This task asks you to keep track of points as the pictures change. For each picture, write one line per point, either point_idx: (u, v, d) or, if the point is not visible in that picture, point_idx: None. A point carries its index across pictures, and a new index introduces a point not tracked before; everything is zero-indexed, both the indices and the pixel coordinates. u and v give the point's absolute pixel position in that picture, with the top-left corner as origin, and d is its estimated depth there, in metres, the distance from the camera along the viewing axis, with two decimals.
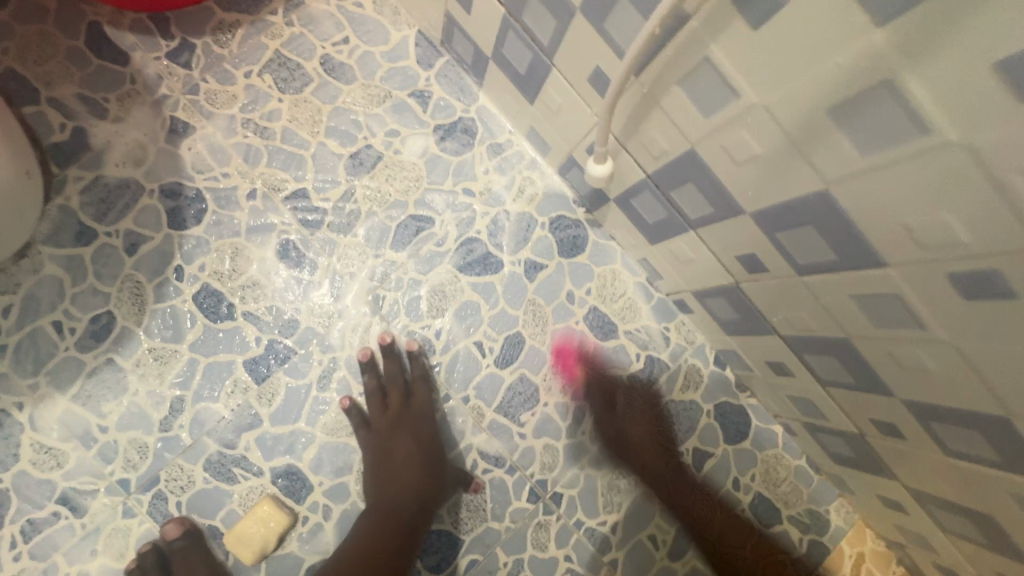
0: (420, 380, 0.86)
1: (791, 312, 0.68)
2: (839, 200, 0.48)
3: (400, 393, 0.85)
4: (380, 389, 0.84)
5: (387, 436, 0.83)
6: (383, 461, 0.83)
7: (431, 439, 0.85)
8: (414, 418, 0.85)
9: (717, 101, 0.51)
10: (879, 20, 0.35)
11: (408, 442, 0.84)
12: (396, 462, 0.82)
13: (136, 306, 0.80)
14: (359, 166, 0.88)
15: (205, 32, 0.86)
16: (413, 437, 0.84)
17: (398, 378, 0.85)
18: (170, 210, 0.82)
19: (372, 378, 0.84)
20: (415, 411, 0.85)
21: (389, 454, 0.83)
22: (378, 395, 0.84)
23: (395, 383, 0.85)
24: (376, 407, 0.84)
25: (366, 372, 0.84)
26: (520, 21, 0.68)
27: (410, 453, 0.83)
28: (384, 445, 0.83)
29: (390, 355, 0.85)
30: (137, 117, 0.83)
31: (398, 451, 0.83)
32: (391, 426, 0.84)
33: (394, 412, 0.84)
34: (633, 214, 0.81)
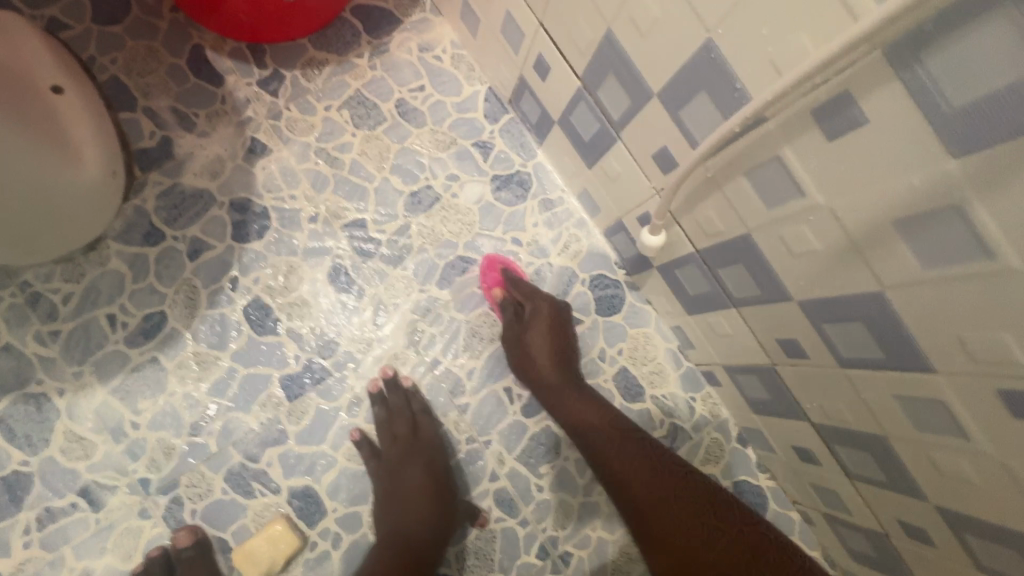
0: (424, 414, 0.85)
1: (826, 401, 0.69)
2: (894, 303, 0.50)
3: (408, 425, 0.83)
4: (388, 420, 0.83)
5: (398, 467, 0.81)
6: (395, 493, 0.80)
7: (442, 469, 0.83)
8: (427, 448, 0.83)
9: (783, 196, 0.55)
10: (955, 152, 0.38)
11: (423, 474, 0.81)
12: (409, 494, 0.80)
13: (189, 309, 0.83)
14: (418, 205, 0.92)
15: (296, 66, 0.93)
16: (425, 467, 0.82)
17: (404, 409, 0.84)
18: (236, 222, 0.87)
19: (381, 408, 0.84)
20: (426, 440, 0.84)
21: (400, 485, 0.80)
22: (386, 427, 0.83)
23: (401, 415, 0.84)
24: (386, 439, 0.83)
25: (376, 403, 0.84)
26: (594, 95, 0.74)
27: (422, 483, 0.80)
28: (392, 476, 0.81)
29: (396, 388, 0.85)
30: (221, 134, 0.89)
31: (410, 482, 0.80)
32: (402, 457, 0.81)
33: (403, 441, 0.82)
34: (675, 284, 0.84)
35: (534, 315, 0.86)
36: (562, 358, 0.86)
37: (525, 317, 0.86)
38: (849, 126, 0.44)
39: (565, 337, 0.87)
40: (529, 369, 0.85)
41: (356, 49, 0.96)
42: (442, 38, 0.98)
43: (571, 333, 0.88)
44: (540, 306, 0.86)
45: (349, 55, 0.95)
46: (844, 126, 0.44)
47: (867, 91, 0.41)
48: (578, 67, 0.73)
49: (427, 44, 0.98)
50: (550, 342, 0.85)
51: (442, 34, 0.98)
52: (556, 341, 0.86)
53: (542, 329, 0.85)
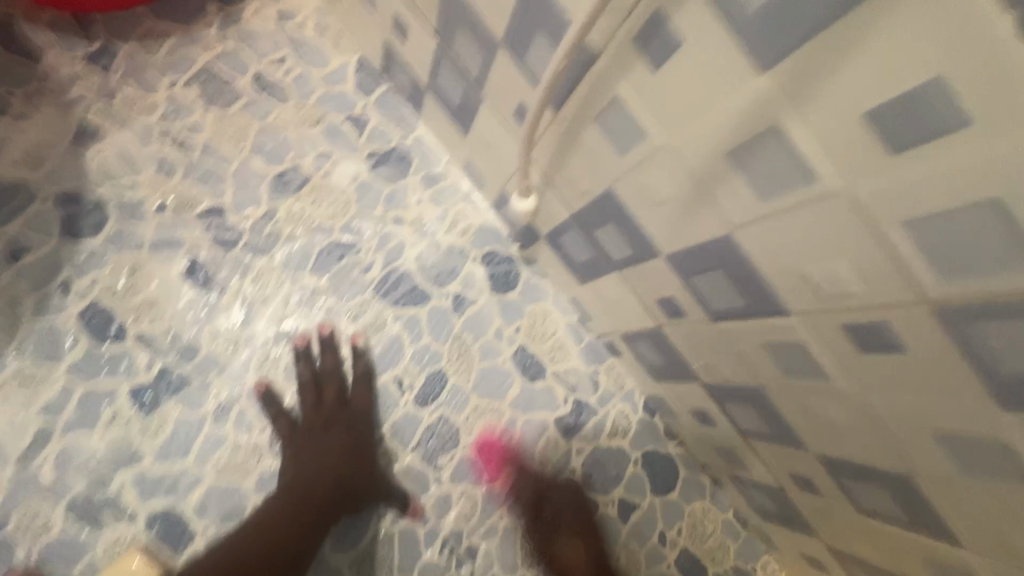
0: (362, 380, 0.81)
1: (710, 359, 0.67)
2: (743, 245, 0.48)
3: (338, 390, 0.80)
4: (314, 382, 0.80)
5: (320, 429, 0.78)
6: (308, 452, 0.77)
7: (365, 437, 0.80)
8: (350, 417, 0.80)
9: (630, 141, 0.51)
10: (763, 65, 0.35)
11: (345, 437, 0.79)
12: (321, 455, 0.77)
13: (10, 320, 0.72)
14: (285, 187, 0.84)
15: (131, 38, 0.83)
16: (348, 432, 0.79)
17: (336, 374, 0.80)
18: (65, 217, 0.76)
19: (306, 367, 0.80)
20: (353, 410, 0.80)
21: (315, 447, 0.77)
22: (311, 390, 0.80)
23: (333, 378, 0.80)
24: (309, 403, 0.79)
25: (300, 359, 0.80)
26: (451, 53, 0.68)
27: (340, 444, 0.78)
28: (309, 441, 0.77)
29: (329, 348, 0.81)
30: (42, 117, 0.78)
31: (324, 444, 0.77)
32: (324, 421, 0.79)
33: (328, 406, 0.79)
34: (563, 252, 0.80)
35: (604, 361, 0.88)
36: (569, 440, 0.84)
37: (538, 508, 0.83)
38: (668, 50, 0.40)
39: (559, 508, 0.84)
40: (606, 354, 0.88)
41: (204, 19, 0.86)
42: (304, 5, 0.90)
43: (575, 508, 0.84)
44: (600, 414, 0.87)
45: (194, 26, 0.85)
46: (665, 51, 0.40)
47: (675, 6, 0.37)
48: (431, 22, 0.67)
49: (287, 12, 0.89)
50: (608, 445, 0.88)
51: (302, 1, 0.90)
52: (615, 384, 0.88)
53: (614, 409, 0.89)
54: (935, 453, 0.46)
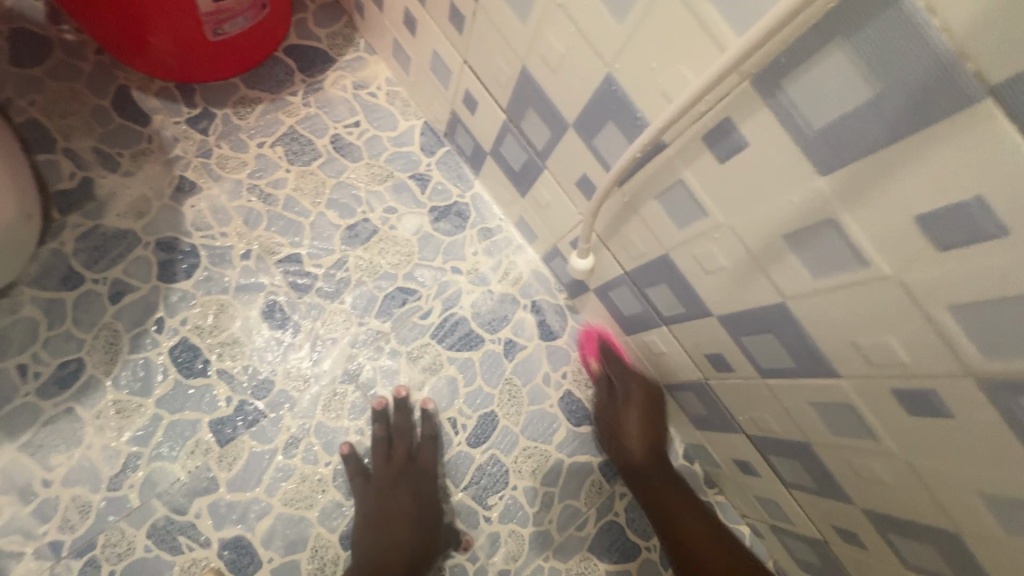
0: (428, 440, 0.86)
1: (755, 413, 0.71)
2: (796, 314, 0.53)
3: (406, 448, 0.85)
4: (387, 440, 0.84)
5: (389, 490, 0.82)
6: (382, 517, 0.80)
7: (430, 499, 0.83)
8: (418, 474, 0.84)
9: (689, 217, 0.58)
10: (822, 170, 0.42)
11: (410, 499, 0.82)
12: (395, 516, 0.81)
13: (109, 355, 0.79)
14: (355, 237, 0.92)
15: (227, 103, 0.93)
16: (412, 494, 0.82)
17: (407, 433, 0.85)
18: (162, 262, 0.84)
19: (382, 426, 0.84)
20: (419, 469, 0.84)
21: (387, 513, 0.80)
22: (383, 447, 0.84)
23: (402, 438, 0.85)
24: (380, 459, 0.83)
25: (377, 420, 0.84)
26: (519, 127, 0.76)
27: (407, 509, 0.81)
28: (381, 501, 0.81)
29: (402, 408, 0.86)
30: (147, 172, 0.87)
31: (398, 508, 0.81)
32: (393, 481, 0.83)
33: (397, 465, 0.84)
34: (611, 305, 0.86)
35: (625, 395, 0.88)
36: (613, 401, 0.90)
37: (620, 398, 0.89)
38: (734, 149, 0.47)
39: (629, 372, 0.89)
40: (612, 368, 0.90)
41: (290, 87, 0.96)
42: (377, 75, 1.00)
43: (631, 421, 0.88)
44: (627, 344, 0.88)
45: (281, 93, 0.96)
46: (730, 150, 0.47)
47: (742, 117, 0.44)
48: (502, 101, 0.76)
49: (361, 82, 0.99)
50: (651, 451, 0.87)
51: (376, 71, 1.00)
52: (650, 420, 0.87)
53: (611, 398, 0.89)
54: (980, 513, 0.50)
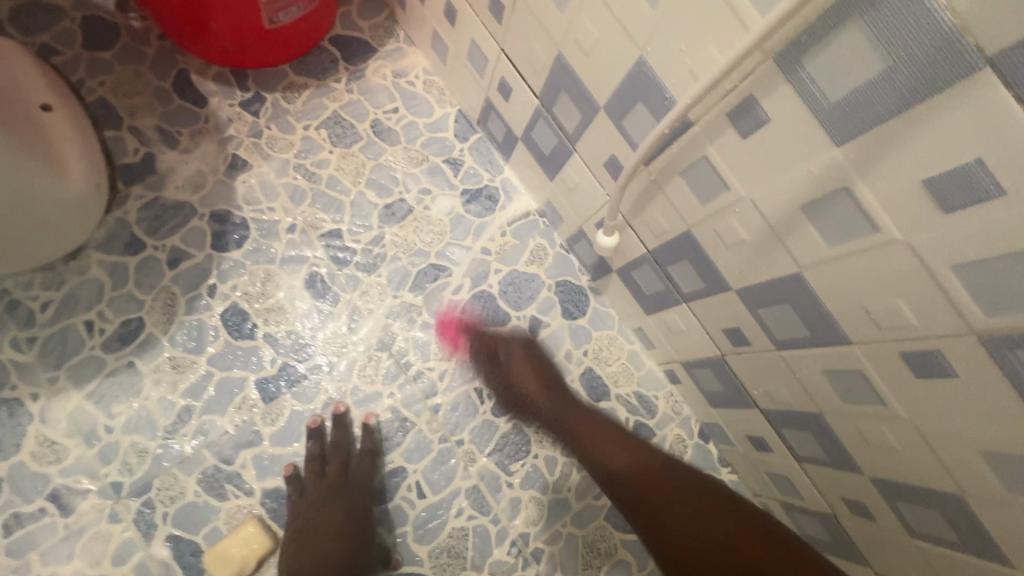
0: (366, 455, 0.85)
1: (770, 386, 0.75)
2: (811, 282, 0.57)
3: (341, 463, 0.84)
4: (321, 456, 0.84)
5: (320, 506, 0.80)
6: (310, 537, 0.78)
7: (362, 515, 0.81)
8: (349, 495, 0.81)
9: (712, 192, 0.62)
10: (838, 140, 0.46)
11: (342, 514, 0.80)
12: (321, 538, 0.78)
13: (167, 316, 0.85)
14: (391, 216, 0.98)
15: (276, 88, 1.00)
16: (343, 509, 0.80)
17: (342, 449, 0.84)
18: (215, 232, 0.91)
19: (316, 444, 0.84)
20: (352, 484, 0.83)
21: (317, 530, 0.78)
22: (317, 463, 0.83)
23: (337, 453, 0.84)
24: (313, 476, 0.83)
25: (311, 438, 0.84)
26: (551, 112, 0.81)
27: (337, 525, 0.79)
28: (309, 519, 0.79)
29: (340, 425, 0.86)
30: (204, 150, 0.94)
31: (328, 524, 0.78)
32: (323, 497, 0.81)
33: (330, 481, 0.82)
34: (633, 285, 0.90)
35: (507, 354, 0.91)
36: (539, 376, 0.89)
37: (501, 360, 0.91)
38: (757, 124, 0.51)
39: (537, 356, 0.92)
40: (500, 352, 0.92)
41: (334, 74, 1.03)
42: (415, 65, 1.06)
43: (544, 360, 0.92)
44: (511, 347, 0.91)
45: (327, 80, 1.02)
46: (753, 125, 0.51)
47: (766, 93, 0.48)
48: (537, 87, 0.81)
49: (401, 71, 1.05)
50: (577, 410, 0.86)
51: (414, 61, 1.06)
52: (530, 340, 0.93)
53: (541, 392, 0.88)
54: (983, 473, 0.53)
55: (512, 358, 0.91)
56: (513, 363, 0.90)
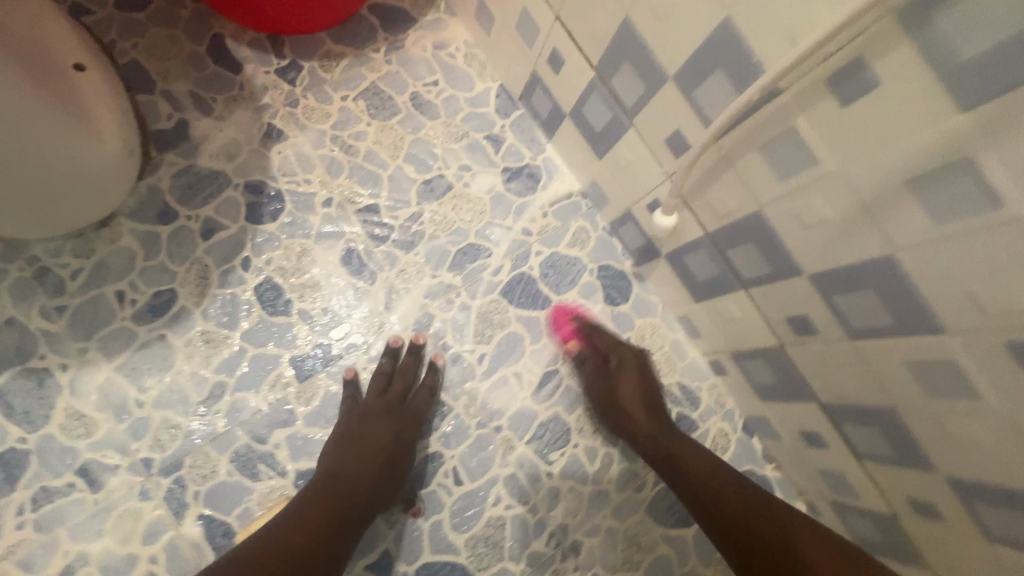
0: (426, 390, 0.84)
1: (835, 378, 0.71)
2: (904, 265, 0.53)
3: (404, 387, 0.83)
4: (388, 375, 0.83)
5: (373, 417, 0.79)
6: (352, 443, 0.76)
7: (407, 442, 0.79)
8: (404, 416, 0.80)
9: (795, 168, 0.58)
10: (962, 105, 0.42)
11: (389, 432, 0.78)
12: (363, 448, 0.76)
13: (200, 289, 0.82)
14: (431, 192, 0.94)
15: (313, 57, 0.96)
16: (393, 427, 0.79)
17: (410, 374, 0.84)
18: (250, 204, 0.87)
19: (388, 362, 0.84)
20: (408, 412, 0.82)
21: (361, 441, 0.76)
22: (382, 380, 0.83)
23: (404, 377, 0.84)
24: (376, 390, 0.82)
25: (387, 355, 0.85)
26: (608, 84, 0.77)
27: (383, 441, 0.77)
28: (358, 427, 0.78)
29: (412, 353, 0.85)
30: (239, 118, 0.90)
31: (372, 438, 0.77)
32: (380, 410, 0.79)
33: (390, 399, 0.81)
34: (683, 270, 0.86)
35: (617, 363, 0.88)
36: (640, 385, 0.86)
37: (613, 367, 0.87)
38: (863, 90, 0.47)
39: (651, 380, 0.88)
40: (609, 372, 0.87)
41: (373, 44, 0.99)
42: (456, 37, 1.02)
43: (653, 380, 0.88)
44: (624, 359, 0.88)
45: (365, 50, 0.98)
46: (859, 91, 0.48)
47: (880, 54, 0.44)
48: (594, 58, 0.76)
49: (441, 43, 1.01)
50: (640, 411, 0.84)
51: (455, 33, 1.02)
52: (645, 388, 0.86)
53: (639, 384, 0.86)
54: None
55: (621, 365, 0.87)
56: (614, 368, 0.88)
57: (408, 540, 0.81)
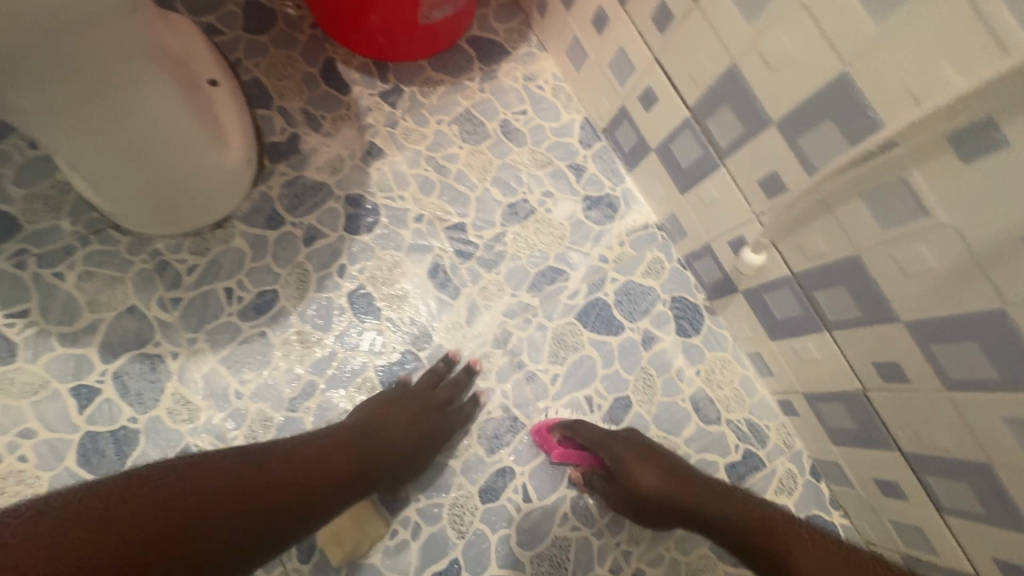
0: (460, 415, 0.85)
1: (924, 428, 0.71)
2: (1016, 321, 0.55)
3: (452, 392, 0.85)
4: (437, 378, 0.86)
5: (413, 406, 0.81)
6: (382, 419, 0.78)
7: (431, 444, 0.81)
8: (440, 419, 0.83)
9: (903, 217, 0.59)
10: None
11: (422, 428, 0.80)
12: (393, 428, 0.78)
13: (299, 291, 0.88)
14: (514, 215, 0.98)
15: (414, 82, 1.02)
16: (427, 426, 0.81)
17: (455, 388, 0.86)
18: (349, 215, 0.93)
19: (443, 367, 0.87)
20: (444, 419, 0.83)
21: (392, 421, 0.78)
22: (431, 380, 0.85)
23: (454, 388, 0.86)
24: (425, 384, 0.84)
25: (444, 361, 0.88)
26: (702, 124, 0.79)
27: (412, 432, 0.79)
28: (395, 407, 0.80)
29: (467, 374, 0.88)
30: (343, 135, 0.97)
31: (403, 423, 0.79)
32: (421, 404, 0.82)
33: (435, 399, 0.83)
34: (761, 308, 0.86)
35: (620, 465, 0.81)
36: (675, 487, 0.79)
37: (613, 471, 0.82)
38: (990, 148, 0.50)
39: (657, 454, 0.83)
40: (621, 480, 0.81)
41: (468, 73, 1.05)
42: (545, 70, 1.07)
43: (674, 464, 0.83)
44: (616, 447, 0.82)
45: (461, 79, 1.04)
46: (985, 148, 0.50)
47: (1012, 116, 0.47)
48: (690, 99, 0.79)
49: (532, 74, 1.07)
50: (657, 472, 0.80)
51: (544, 66, 1.07)
52: (664, 475, 0.80)
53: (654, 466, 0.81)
54: None
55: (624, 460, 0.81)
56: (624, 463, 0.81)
57: (476, 553, 0.82)
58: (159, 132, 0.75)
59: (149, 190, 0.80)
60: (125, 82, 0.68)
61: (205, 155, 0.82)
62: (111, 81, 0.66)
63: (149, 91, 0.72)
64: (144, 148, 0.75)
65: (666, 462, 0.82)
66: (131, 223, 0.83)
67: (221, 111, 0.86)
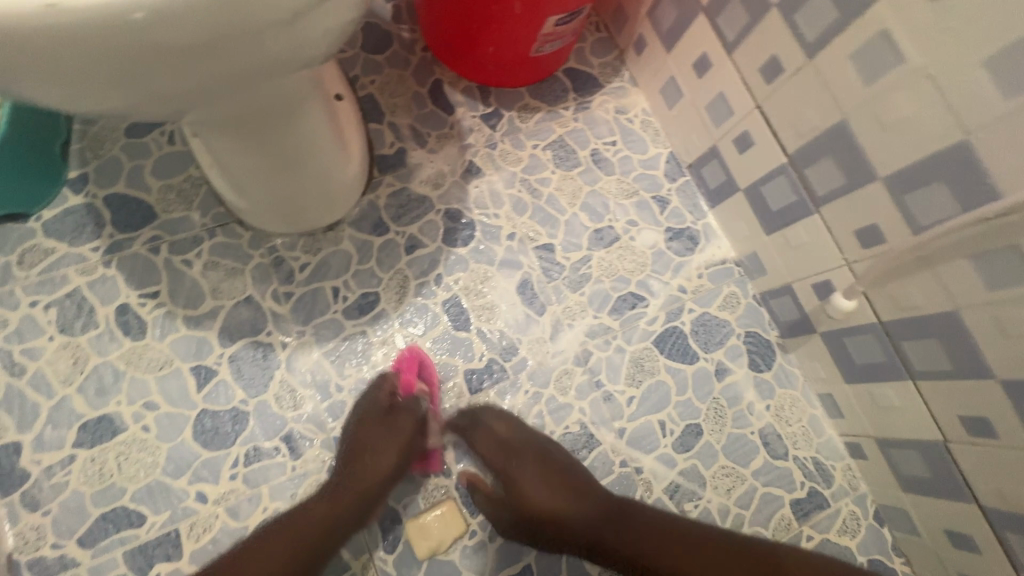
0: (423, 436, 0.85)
1: (1007, 483, 0.74)
2: None
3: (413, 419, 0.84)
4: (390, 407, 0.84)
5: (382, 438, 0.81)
6: (355, 457, 0.80)
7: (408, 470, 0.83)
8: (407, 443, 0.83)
9: (1013, 280, 0.64)
10: None
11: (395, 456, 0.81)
12: (367, 467, 0.80)
13: (399, 295, 0.94)
14: (600, 240, 1.03)
15: (514, 107, 1.09)
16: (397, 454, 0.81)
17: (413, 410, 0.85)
18: (448, 228, 0.99)
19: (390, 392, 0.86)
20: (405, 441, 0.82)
21: (364, 457, 0.80)
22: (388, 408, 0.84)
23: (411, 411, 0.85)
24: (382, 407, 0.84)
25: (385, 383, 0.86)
26: (799, 171, 0.82)
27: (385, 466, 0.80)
28: (363, 440, 0.81)
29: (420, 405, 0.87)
30: (446, 152, 1.03)
31: (373, 457, 0.80)
32: (384, 436, 0.82)
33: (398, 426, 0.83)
34: (841, 351, 0.89)
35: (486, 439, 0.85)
36: (558, 487, 0.82)
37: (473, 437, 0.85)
38: None
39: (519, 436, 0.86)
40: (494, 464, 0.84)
41: (564, 102, 1.11)
42: (636, 104, 1.12)
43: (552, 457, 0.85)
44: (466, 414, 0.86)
45: (557, 107, 1.10)
46: None
47: None
48: (791, 146, 0.83)
49: (623, 107, 1.12)
50: (537, 470, 0.83)
51: (635, 100, 1.13)
52: (542, 472, 0.83)
53: (518, 449, 0.84)
54: None
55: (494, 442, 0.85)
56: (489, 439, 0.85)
57: (549, 560, 0.86)
58: (308, 148, 0.81)
59: (285, 197, 0.86)
60: (295, 122, 0.75)
61: (333, 168, 0.88)
62: (287, 110, 0.71)
63: (312, 117, 0.78)
64: (292, 162, 0.81)
65: (535, 459, 0.84)
66: (257, 219, 0.90)
67: (348, 125, 0.93)
